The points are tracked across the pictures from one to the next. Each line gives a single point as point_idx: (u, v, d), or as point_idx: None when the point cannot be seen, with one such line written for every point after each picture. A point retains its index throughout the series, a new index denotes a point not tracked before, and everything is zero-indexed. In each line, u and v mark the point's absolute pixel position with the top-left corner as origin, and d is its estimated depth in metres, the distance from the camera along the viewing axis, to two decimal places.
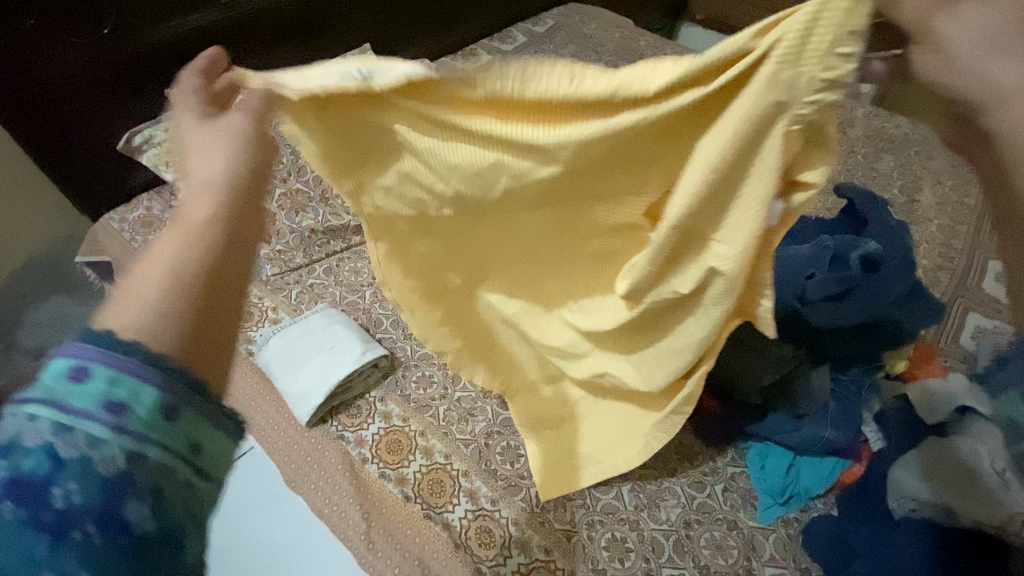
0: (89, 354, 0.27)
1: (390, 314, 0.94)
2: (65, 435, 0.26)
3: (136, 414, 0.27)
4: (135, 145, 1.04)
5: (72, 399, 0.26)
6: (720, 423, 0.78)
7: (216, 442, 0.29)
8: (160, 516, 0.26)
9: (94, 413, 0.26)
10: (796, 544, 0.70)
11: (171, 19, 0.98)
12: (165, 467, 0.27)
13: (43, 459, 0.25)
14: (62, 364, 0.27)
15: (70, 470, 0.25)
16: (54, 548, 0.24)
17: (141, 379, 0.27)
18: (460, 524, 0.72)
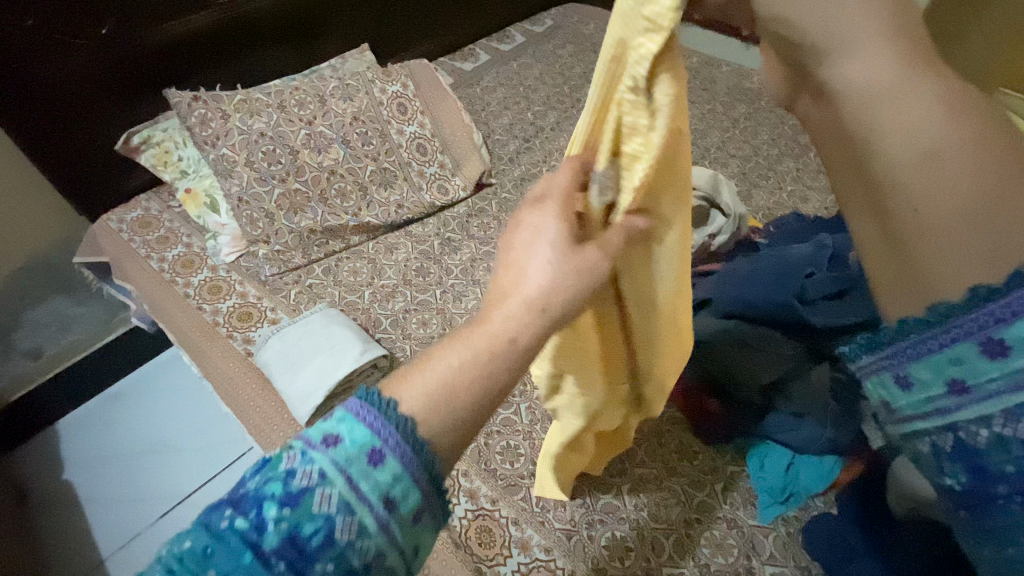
0: (384, 438, 0.34)
1: (389, 314, 0.94)
2: (348, 514, 0.32)
3: (397, 512, 0.34)
4: (134, 145, 1.06)
5: (363, 480, 0.33)
6: (721, 423, 0.78)
7: (425, 544, 0.36)
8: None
9: (372, 503, 0.33)
10: (797, 543, 0.70)
11: (170, 19, 0.98)
12: (389, 563, 0.33)
13: (322, 527, 0.31)
14: (366, 437, 0.34)
15: (333, 551, 0.31)
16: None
17: (412, 483, 0.34)
18: (460, 524, 0.72)
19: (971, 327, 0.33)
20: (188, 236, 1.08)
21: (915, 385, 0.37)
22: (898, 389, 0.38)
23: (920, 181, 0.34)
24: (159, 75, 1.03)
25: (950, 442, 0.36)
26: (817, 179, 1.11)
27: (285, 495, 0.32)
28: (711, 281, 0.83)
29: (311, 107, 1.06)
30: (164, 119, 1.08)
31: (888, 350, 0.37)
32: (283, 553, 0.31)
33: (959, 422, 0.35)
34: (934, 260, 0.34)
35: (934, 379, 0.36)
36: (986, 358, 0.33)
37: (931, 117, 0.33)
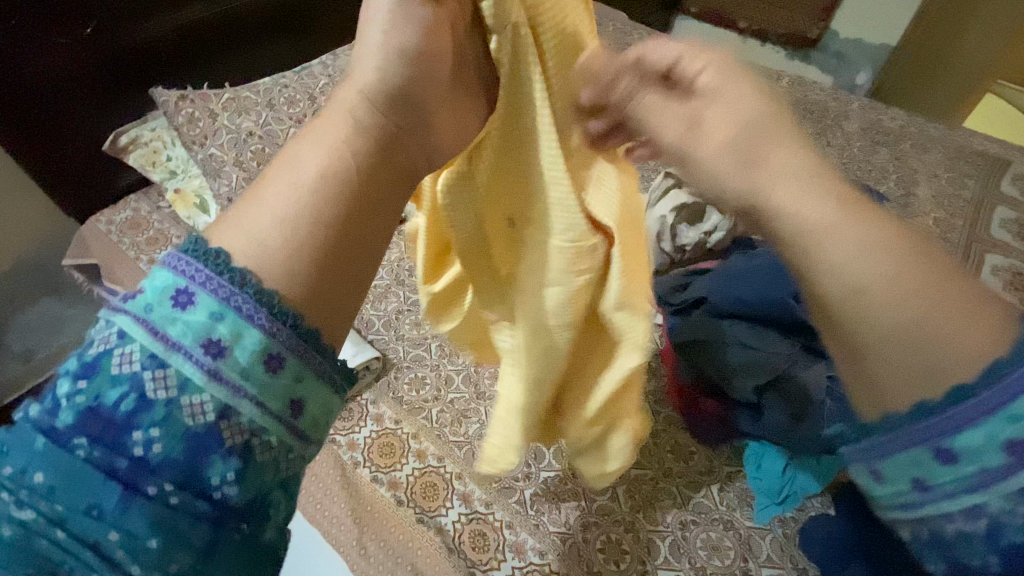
0: (187, 283, 0.33)
1: (382, 316, 0.92)
2: (156, 373, 0.31)
3: (236, 359, 0.32)
4: (122, 146, 1.04)
5: (171, 327, 0.32)
6: (717, 424, 0.77)
7: (317, 399, 0.35)
8: (241, 483, 0.32)
9: (191, 350, 0.32)
10: (792, 544, 0.70)
11: (157, 17, 0.95)
12: (256, 426, 0.32)
13: (129, 394, 0.31)
14: (166, 280, 0.34)
15: (156, 415, 0.31)
16: (128, 496, 0.30)
17: (244, 321, 0.33)
18: (453, 528, 0.72)
19: (934, 431, 0.31)
20: (179, 237, 1.07)
21: (885, 478, 0.34)
22: (875, 481, 0.35)
23: (855, 266, 0.33)
24: (145, 74, 1.01)
25: (927, 534, 0.33)
26: None
27: (80, 369, 0.32)
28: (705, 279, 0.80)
29: (301, 105, 1.03)
30: (152, 118, 1.07)
31: (869, 439, 0.34)
32: (86, 433, 0.30)
33: (927, 516, 0.33)
34: (883, 371, 0.32)
35: (899, 475, 0.33)
36: (943, 458, 0.31)
37: (874, 308, 0.32)
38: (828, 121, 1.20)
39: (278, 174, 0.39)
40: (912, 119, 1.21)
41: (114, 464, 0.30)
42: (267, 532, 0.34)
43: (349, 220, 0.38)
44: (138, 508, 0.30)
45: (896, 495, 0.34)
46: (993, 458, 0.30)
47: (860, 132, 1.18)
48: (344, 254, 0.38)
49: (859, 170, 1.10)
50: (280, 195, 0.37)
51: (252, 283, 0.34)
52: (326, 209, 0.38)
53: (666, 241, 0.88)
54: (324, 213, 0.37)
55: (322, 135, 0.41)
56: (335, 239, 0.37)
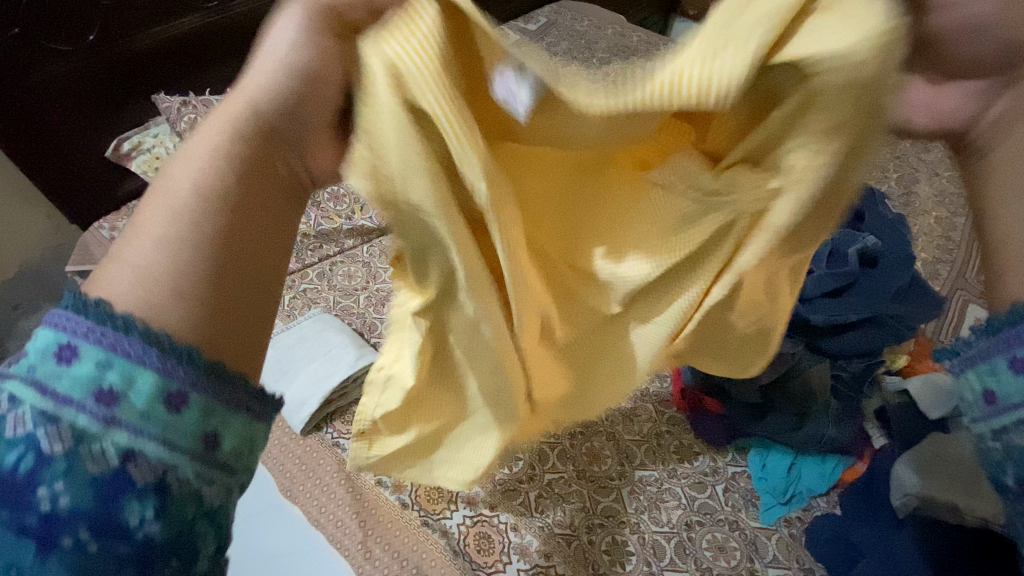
0: (73, 334, 0.27)
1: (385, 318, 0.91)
2: (50, 426, 0.25)
3: (134, 405, 0.26)
4: (124, 152, 1.05)
5: (58, 381, 0.26)
6: (720, 423, 0.77)
7: (233, 429, 0.29)
8: (164, 517, 0.26)
9: (82, 401, 0.26)
10: (800, 545, 0.69)
11: (161, 24, 0.96)
12: (169, 462, 0.26)
13: (28, 453, 0.25)
14: (47, 340, 0.27)
15: (58, 468, 0.25)
16: (42, 554, 0.24)
17: (136, 364, 0.27)
18: (458, 531, 0.72)
19: None
20: None
21: (996, 396, 0.32)
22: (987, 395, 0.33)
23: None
24: (147, 81, 1.02)
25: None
26: None
27: None
28: None
29: None
30: (155, 124, 1.07)
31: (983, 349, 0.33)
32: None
33: None
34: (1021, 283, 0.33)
35: (1015, 389, 0.31)
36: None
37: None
38: None
39: (143, 216, 0.31)
40: None
41: (21, 521, 0.24)
42: (201, 565, 0.27)
43: (240, 253, 0.31)
44: (57, 564, 0.24)
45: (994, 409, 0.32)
46: None
47: None
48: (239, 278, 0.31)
49: None
50: (154, 223, 0.30)
51: (136, 326, 0.27)
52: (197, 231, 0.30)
53: None
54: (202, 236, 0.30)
55: (192, 152, 0.32)
56: (223, 264, 0.30)
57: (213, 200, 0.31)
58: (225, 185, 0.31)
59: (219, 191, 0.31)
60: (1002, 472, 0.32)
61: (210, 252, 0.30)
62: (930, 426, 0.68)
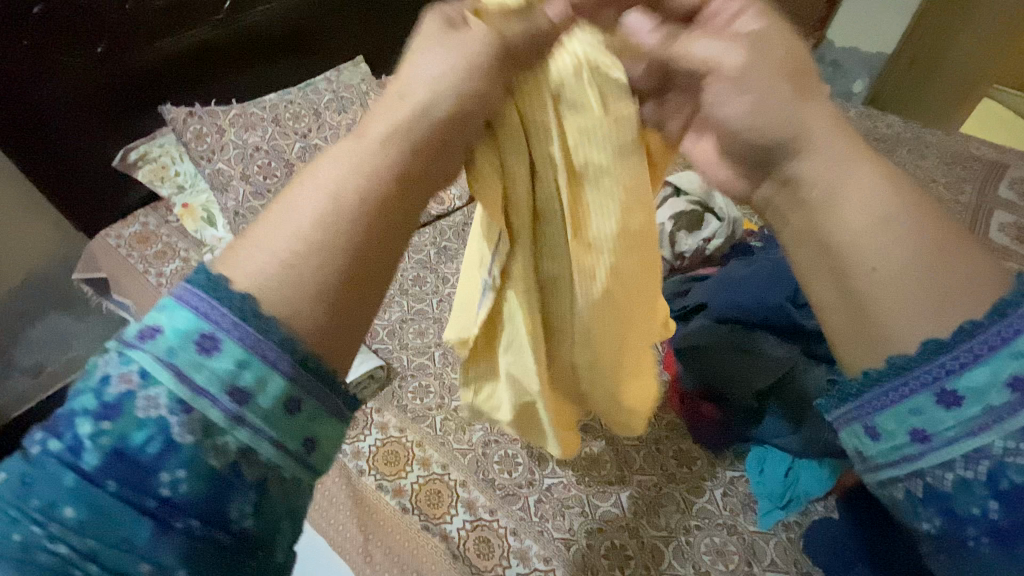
0: (215, 326, 0.29)
1: (386, 325, 0.93)
2: (182, 414, 0.27)
3: (259, 405, 0.28)
4: (131, 162, 1.08)
5: (196, 373, 0.28)
6: (718, 429, 0.77)
7: (330, 438, 0.31)
8: (259, 516, 0.28)
9: (217, 396, 0.28)
10: (797, 547, 0.70)
11: (167, 37, 0.98)
12: (277, 466, 0.29)
13: (157, 437, 0.27)
14: (187, 323, 0.29)
15: (184, 455, 0.27)
16: (158, 535, 0.26)
17: (268, 367, 0.29)
18: (458, 535, 0.72)
19: (927, 377, 0.31)
20: (186, 250, 1.08)
21: (883, 437, 0.33)
22: (868, 440, 0.33)
23: (876, 244, 0.33)
24: (152, 92, 1.04)
25: (921, 487, 0.31)
26: None
27: (101, 408, 0.27)
28: (709, 285, 0.80)
29: (306, 120, 1.07)
30: (161, 135, 1.10)
31: (860, 398, 0.33)
32: (112, 475, 0.26)
33: (925, 468, 0.31)
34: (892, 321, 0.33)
35: (899, 428, 0.32)
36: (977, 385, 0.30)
37: (930, 262, 0.32)
38: None
39: (284, 206, 0.32)
40: (908, 125, 1.23)
41: (141, 504, 0.26)
42: (277, 558, 0.30)
43: (365, 248, 0.32)
44: (168, 547, 0.26)
45: (892, 456, 0.32)
46: (996, 398, 0.29)
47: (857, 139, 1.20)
48: (355, 275, 0.31)
49: None
50: (304, 208, 0.32)
51: (276, 329, 0.29)
52: (333, 225, 0.31)
53: (666, 249, 0.85)
54: (337, 228, 0.31)
55: (338, 152, 0.34)
56: (349, 258, 0.31)
57: (347, 198, 0.32)
58: (361, 185, 0.33)
59: (351, 192, 0.32)
60: (917, 519, 0.32)
61: (341, 250, 0.31)
62: None
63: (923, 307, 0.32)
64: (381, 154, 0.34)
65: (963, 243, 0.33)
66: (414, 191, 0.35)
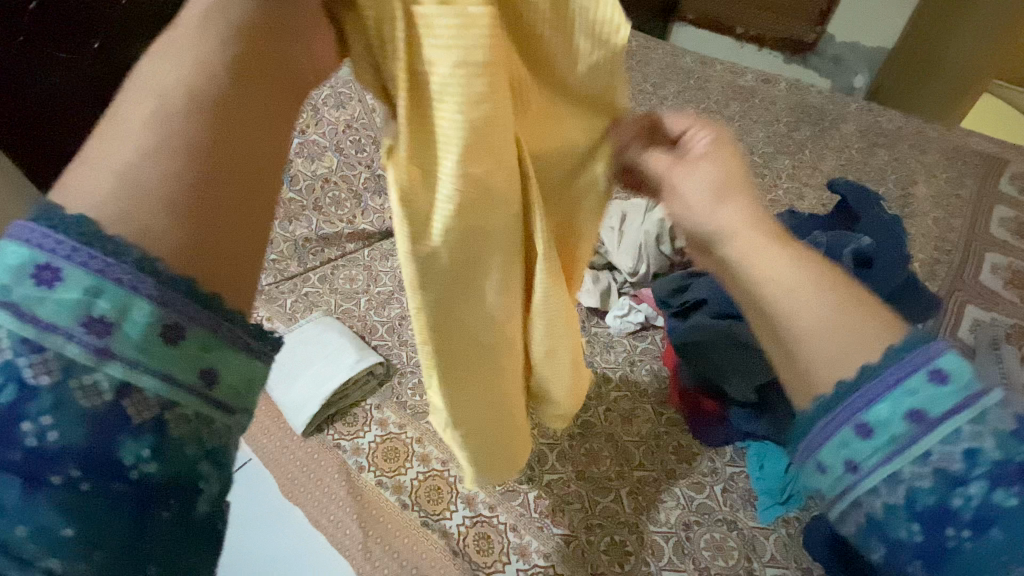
0: (47, 241, 0.21)
1: (385, 320, 0.92)
2: (34, 354, 0.20)
3: (127, 334, 0.21)
4: None
5: (39, 306, 0.21)
6: (719, 424, 0.77)
7: (237, 366, 0.24)
8: (165, 459, 0.22)
9: (71, 327, 0.21)
10: (797, 543, 0.70)
11: None
12: (174, 402, 0.22)
13: (7, 383, 0.20)
14: (15, 253, 0.21)
15: (42, 403, 0.20)
16: (30, 496, 0.20)
17: (128, 287, 0.22)
18: (458, 531, 0.72)
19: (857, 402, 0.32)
20: None
21: (830, 469, 0.34)
22: (858, 444, 0.32)
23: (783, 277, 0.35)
24: None
25: (894, 497, 0.32)
26: (814, 176, 1.12)
27: None
28: (706, 279, 0.79)
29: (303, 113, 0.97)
30: None
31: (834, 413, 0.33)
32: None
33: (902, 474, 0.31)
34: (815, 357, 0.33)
35: (891, 417, 0.31)
36: (934, 387, 0.31)
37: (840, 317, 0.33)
38: (826, 123, 1.22)
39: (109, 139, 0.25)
40: (910, 120, 1.22)
41: (4, 457, 0.20)
42: (202, 511, 0.23)
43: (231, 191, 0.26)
44: (48, 509, 0.20)
45: (839, 483, 0.33)
46: (899, 427, 0.31)
47: (857, 134, 1.20)
48: (227, 194, 0.25)
49: (858, 173, 1.12)
50: (139, 124, 0.25)
51: (128, 249, 0.22)
52: (175, 146, 0.25)
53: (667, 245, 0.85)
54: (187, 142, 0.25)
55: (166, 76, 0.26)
56: (209, 175, 0.25)
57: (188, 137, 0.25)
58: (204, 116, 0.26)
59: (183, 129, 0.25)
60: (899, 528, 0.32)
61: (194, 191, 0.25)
62: None
63: (835, 368, 0.33)
64: (227, 49, 0.27)
65: (869, 306, 0.34)
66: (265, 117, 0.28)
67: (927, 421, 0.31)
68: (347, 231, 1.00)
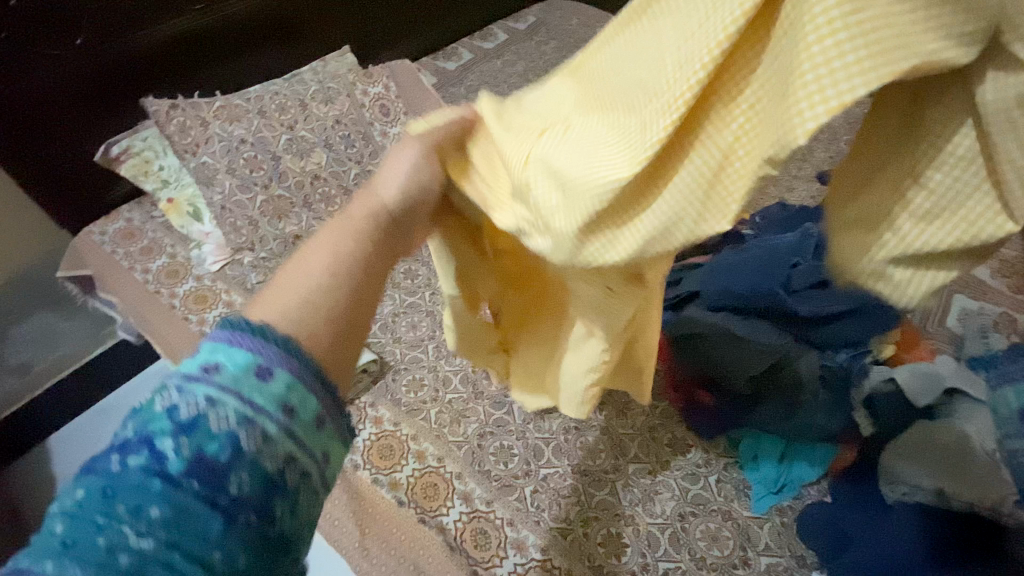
0: (266, 352, 0.29)
1: (378, 318, 0.92)
2: (246, 426, 0.27)
3: (303, 421, 0.29)
4: (113, 156, 1.04)
5: (254, 394, 0.28)
6: (713, 416, 0.76)
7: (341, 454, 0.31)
8: (292, 517, 0.28)
9: (274, 413, 0.28)
10: (791, 532, 0.70)
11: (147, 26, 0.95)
12: (308, 471, 0.28)
13: (227, 444, 0.26)
14: (240, 359, 0.28)
15: (245, 462, 0.26)
16: (224, 530, 0.25)
17: (309, 392, 0.29)
18: (455, 527, 0.72)
19: None
20: (172, 245, 1.05)
21: None
22: None
23: None
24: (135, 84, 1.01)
25: None
26: (803, 168, 1.13)
27: (177, 426, 0.26)
28: (700, 274, 0.79)
29: (291, 112, 0.99)
30: (144, 127, 1.06)
31: None
32: (191, 476, 0.25)
33: None
34: None
35: None
36: None
37: None
38: None
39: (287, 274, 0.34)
40: None
41: (212, 498, 0.25)
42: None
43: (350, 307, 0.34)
44: (237, 543, 0.25)
45: None
46: None
47: (846, 125, 1.20)
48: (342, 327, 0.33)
49: None
50: (308, 267, 0.34)
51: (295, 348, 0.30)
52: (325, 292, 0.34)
53: None
54: (331, 285, 0.34)
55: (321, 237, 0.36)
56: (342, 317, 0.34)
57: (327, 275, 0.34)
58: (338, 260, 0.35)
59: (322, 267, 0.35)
60: None
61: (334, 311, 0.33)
62: (916, 412, 0.69)
63: None
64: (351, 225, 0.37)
65: None
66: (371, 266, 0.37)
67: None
68: None
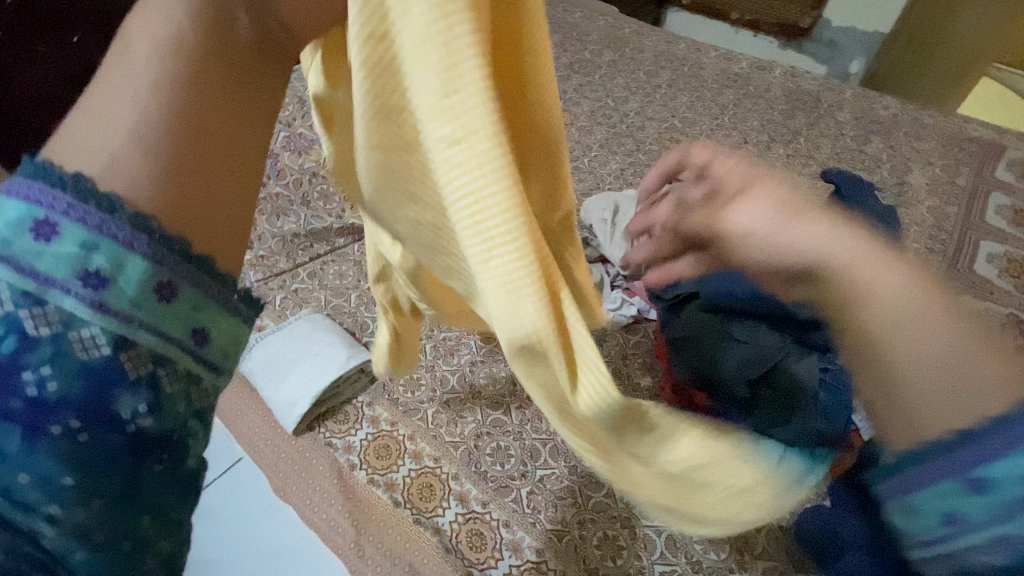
0: (52, 198, 0.22)
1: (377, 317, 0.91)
2: (35, 308, 0.21)
3: (123, 291, 0.22)
4: None
5: (40, 260, 0.22)
6: (711, 418, 0.76)
7: (223, 328, 0.26)
8: (158, 414, 0.23)
9: (67, 282, 0.22)
10: (787, 536, 0.71)
11: None
12: (163, 357, 0.23)
13: (10, 333, 0.21)
14: (13, 209, 0.22)
15: (43, 353, 0.21)
16: (32, 442, 0.21)
17: (124, 247, 0.22)
18: (450, 528, 0.72)
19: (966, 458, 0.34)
20: None
21: (939, 516, 0.35)
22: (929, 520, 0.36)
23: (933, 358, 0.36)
24: None
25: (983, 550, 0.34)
26: (808, 165, 1.11)
27: None
28: None
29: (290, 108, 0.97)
30: None
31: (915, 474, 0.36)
32: None
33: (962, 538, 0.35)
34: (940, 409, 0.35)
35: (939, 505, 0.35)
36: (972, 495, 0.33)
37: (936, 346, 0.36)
38: (821, 111, 1.21)
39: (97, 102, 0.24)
40: (905, 107, 1.22)
41: (7, 406, 0.21)
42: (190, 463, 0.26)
43: (213, 164, 0.25)
44: (53, 453, 0.22)
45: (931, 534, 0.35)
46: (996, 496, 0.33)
47: (852, 121, 1.19)
48: (192, 188, 0.24)
49: (853, 161, 1.12)
50: (112, 93, 0.24)
51: (123, 207, 0.22)
52: (158, 134, 0.23)
53: None
54: (154, 120, 0.23)
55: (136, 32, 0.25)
56: (191, 166, 0.24)
57: (146, 107, 0.23)
58: (164, 84, 0.24)
59: (143, 98, 0.23)
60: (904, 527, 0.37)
61: (165, 151, 0.23)
62: None
63: (955, 411, 0.35)
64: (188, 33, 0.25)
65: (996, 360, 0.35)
66: (239, 101, 0.26)
67: (961, 527, 0.34)
68: (336, 225, 0.98)
